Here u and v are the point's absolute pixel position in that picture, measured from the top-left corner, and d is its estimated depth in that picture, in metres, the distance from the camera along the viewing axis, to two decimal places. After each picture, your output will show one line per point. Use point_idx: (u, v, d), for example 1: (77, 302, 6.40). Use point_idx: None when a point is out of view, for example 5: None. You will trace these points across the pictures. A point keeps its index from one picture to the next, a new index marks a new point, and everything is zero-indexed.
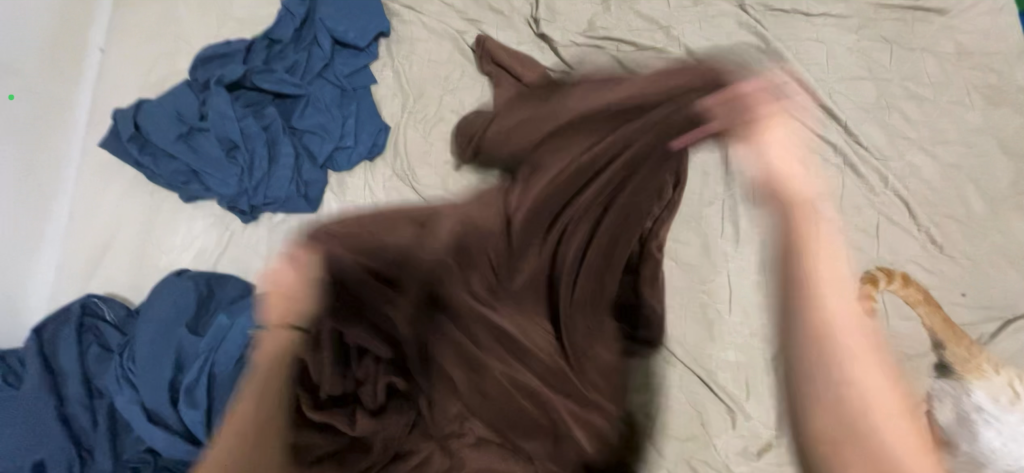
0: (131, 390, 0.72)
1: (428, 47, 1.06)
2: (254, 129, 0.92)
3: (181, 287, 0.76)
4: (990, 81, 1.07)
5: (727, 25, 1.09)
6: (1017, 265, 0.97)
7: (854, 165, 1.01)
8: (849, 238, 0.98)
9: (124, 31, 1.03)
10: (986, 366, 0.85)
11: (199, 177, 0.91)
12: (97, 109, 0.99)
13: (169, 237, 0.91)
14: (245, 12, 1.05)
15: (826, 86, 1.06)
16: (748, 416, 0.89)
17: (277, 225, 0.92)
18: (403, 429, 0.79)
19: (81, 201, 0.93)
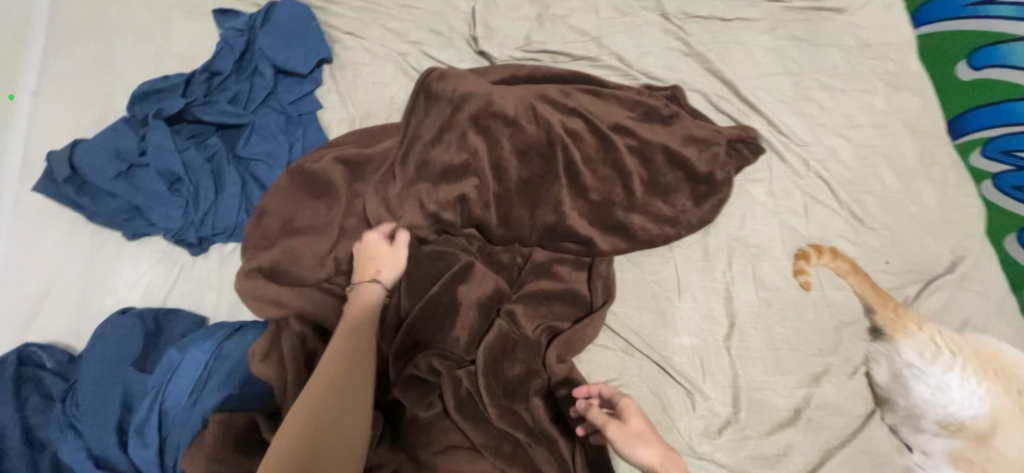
0: (77, 436, 0.69)
1: (372, 70, 1.09)
2: (198, 162, 0.93)
3: (125, 327, 0.75)
4: (890, 69, 1.19)
5: (653, 34, 1.18)
6: (930, 230, 1.06)
7: (778, 152, 1.10)
8: (779, 218, 1.05)
9: (55, 75, 1.01)
10: (910, 325, 0.94)
11: (142, 212, 0.90)
12: (30, 152, 0.96)
13: (113, 276, 0.89)
14: (185, 47, 1.06)
15: (747, 83, 1.15)
16: (706, 397, 0.93)
17: (227, 256, 0.91)
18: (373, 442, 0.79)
19: (17, 247, 0.89)
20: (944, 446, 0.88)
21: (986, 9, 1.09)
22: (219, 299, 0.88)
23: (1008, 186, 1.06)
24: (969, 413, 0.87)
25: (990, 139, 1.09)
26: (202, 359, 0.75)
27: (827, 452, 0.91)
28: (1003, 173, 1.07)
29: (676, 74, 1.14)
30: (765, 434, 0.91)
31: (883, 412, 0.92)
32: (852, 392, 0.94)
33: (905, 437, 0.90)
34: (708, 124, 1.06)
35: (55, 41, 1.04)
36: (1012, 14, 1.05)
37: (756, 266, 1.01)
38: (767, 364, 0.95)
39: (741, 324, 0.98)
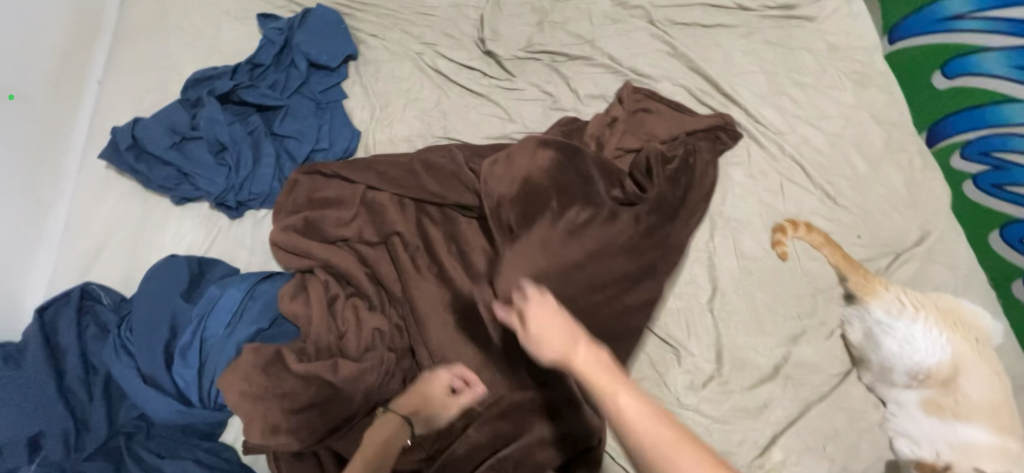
0: (129, 357, 0.81)
1: (391, 66, 1.23)
2: (240, 135, 1.06)
3: (174, 267, 0.88)
4: (857, 68, 1.31)
5: (641, 38, 1.32)
6: (899, 209, 1.15)
7: (756, 139, 1.21)
8: (757, 197, 1.15)
9: (119, 67, 1.17)
10: (879, 287, 0.98)
11: (189, 179, 1.03)
12: (94, 129, 1.11)
13: (159, 234, 1.01)
14: (231, 45, 1.22)
15: (726, 79, 1.28)
16: (691, 353, 1.00)
17: (260, 219, 1.03)
18: (383, 380, 0.86)
19: (79, 207, 1.03)
20: (917, 396, 0.92)
21: (959, 23, 1.20)
22: (250, 257, 1.00)
23: (988, 183, 1.20)
24: (934, 360, 0.89)
25: (968, 142, 1.23)
26: (238, 296, 0.87)
27: (806, 406, 0.96)
28: (982, 172, 1.21)
29: (661, 72, 1.27)
30: (747, 389, 0.97)
31: (860, 372, 0.98)
32: (830, 352, 1.00)
33: (880, 393, 0.96)
34: (693, 117, 1.18)
35: (121, 40, 1.21)
36: (979, 28, 1.16)
37: (736, 238, 1.10)
38: (749, 325, 1.03)
39: (723, 288, 1.06)
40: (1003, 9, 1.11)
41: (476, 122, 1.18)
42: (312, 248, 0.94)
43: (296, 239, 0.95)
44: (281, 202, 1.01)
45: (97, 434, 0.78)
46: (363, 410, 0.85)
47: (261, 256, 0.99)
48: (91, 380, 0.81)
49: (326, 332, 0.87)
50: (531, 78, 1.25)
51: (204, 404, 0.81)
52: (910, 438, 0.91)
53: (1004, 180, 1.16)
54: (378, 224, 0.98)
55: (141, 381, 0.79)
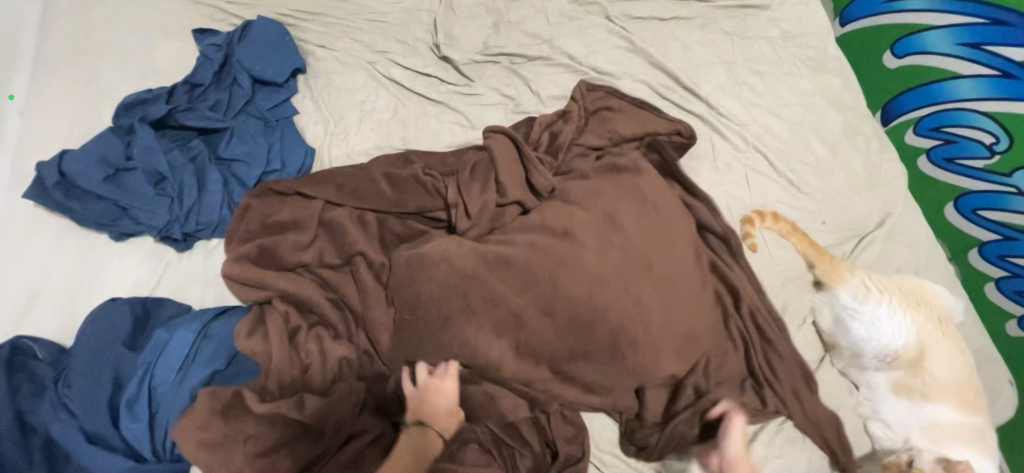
0: (69, 415, 0.74)
1: (343, 78, 1.18)
2: (181, 162, 0.99)
3: (115, 311, 0.81)
4: (812, 54, 1.32)
5: (599, 34, 1.30)
6: (860, 192, 1.17)
7: (719, 130, 1.21)
8: (724, 190, 1.15)
9: (42, 95, 1.08)
10: (845, 272, 1.02)
11: (129, 213, 0.96)
12: (16, 166, 1.01)
13: (98, 275, 0.93)
14: (166, 64, 1.14)
15: (687, 72, 1.27)
16: None
17: (211, 250, 0.97)
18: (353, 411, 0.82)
19: (5, 253, 0.94)
20: (888, 378, 0.95)
21: (900, 4, 1.25)
22: (203, 291, 0.94)
23: (941, 159, 1.22)
24: (899, 342, 0.94)
25: (920, 119, 1.26)
26: (188, 338, 0.81)
27: None
28: (935, 147, 1.23)
29: (622, 68, 1.26)
30: None
31: (833, 358, 0.99)
32: (805, 341, 1.01)
33: (853, 377, 0.97)
34: (659, 115, 1.14)
35: (42, 65, 1.11)
36: (924, 7, 1.20)
37: None
38: None
39: None
40: None
41: (436, 131, 1.14)
42: (267, 278, 0.89)
43: (250, 269, 0.89)
44: (234, 231, 0.95)
45: None
46: (334, 445, 0.81)
47: (214, 290, 0.93)
48: (28, 444, 0.74)
49: (288, 367, 0.82)
50: (491, 82, 1.22)
51: (159, 458, 0.75)
52: (884, 421, 0.93)
53: (955, 154, 1.19)
54: (339, 248, 0.93)
55: (87, 441, 0.73)
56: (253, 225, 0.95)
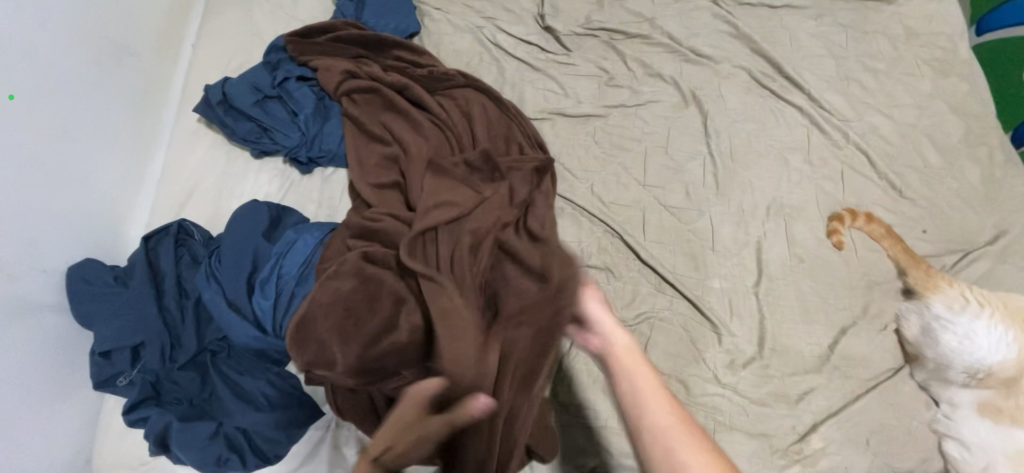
0: (217, 284, 0.91)
1: (454, 40, 1.29)
2: (312, 96, 1.13)
3: (258, 209, 0.97)
4: (938, 55, 1.23)
5: (703, 17, 1.30)
6: (973, 205, 1.08)
7: (819, 124, 1.17)
8: (815, 184, 1.12)
9: (211, 32, 1.28)
10: (942, 283, 0.94)
11: (269, 134, 1.12)
12: (188, 88, 1.22)
13: (241, 183, 1.12)
14: (308, 15, 1.31)
15: (791, 62, 1.24)
16: (732, 334, 1.01)
17: (329, 177, 1.12)
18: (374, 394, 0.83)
19: (175, 155, 1.15)
20: (972, 397, 0.91)
21: None
22: (317, 210, 1.10)
23: None
24: (995, 359, 0.88)
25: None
26: (311, 242, 0.93)
27: (852, 398, 0.95)
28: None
29: (722, 53, 1.25)
30: (788, 375, 0.97)
31: (912, 369, 0.96)
32: (881, 346, 0.98)
33: (935, 392, 0.93)
34: (730, 107, 1.20)
35: (213, 7, 1.32)
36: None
37: (789, 224, 1.09)
38: (795, 312, 1.02)
39: (771, 273, 1.05)
40: None
41: (533, 97, 1.22)
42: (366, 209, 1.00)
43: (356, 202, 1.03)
44: (351, 176, 1.03)
45: (188, 348, 0.90)
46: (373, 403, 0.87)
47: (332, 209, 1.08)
48: (184, 303, 0.92)
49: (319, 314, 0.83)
50: (588, 54, 1.27)
51: (277, 334, 0.89)
52: (962, 442, 0.89)
53: None
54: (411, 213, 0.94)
55: (228, 309, 0.89)
56: None
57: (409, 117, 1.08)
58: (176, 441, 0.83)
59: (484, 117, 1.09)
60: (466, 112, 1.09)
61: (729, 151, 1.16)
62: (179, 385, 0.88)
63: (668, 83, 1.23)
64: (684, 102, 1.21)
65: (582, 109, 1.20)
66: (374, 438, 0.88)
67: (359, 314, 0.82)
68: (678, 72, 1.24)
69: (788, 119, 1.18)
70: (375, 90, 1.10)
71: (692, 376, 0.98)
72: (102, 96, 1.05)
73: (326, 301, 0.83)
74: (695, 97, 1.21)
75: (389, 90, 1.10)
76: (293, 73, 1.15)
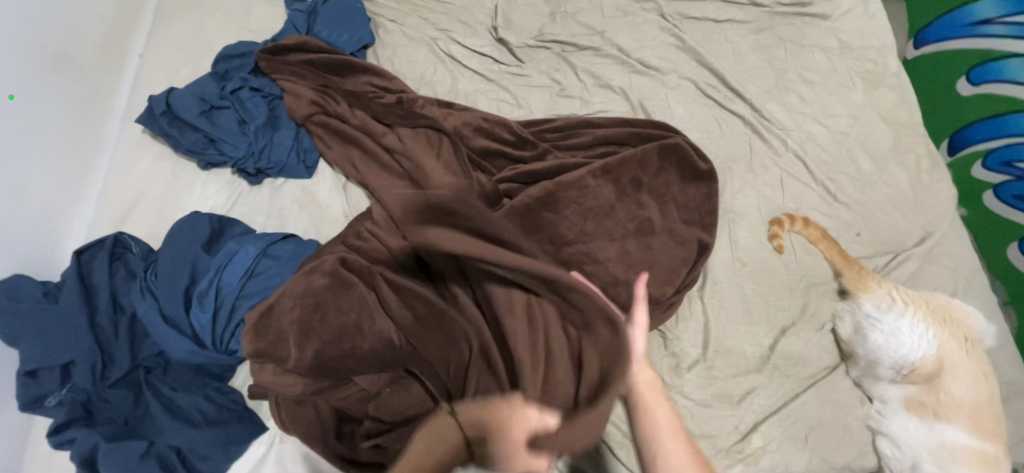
0: (152, 299, 0.88)
1: (408, 51, 1.30)
2: (261, 108, 1.13)
3: (197, 221, 0.95)
4: (870, 68, 1.30)
5: (651, 31, 1.35)
6: (902, 209, 1.14)
7: (760, 132, 1.22)
8: (756, 189, 1.16)
9: (159, 42, 1.27)
10: (873, 283, 0.99)
11: (215, 145, 1.10)
12: (133, 99, 1.20)
13: (186, 195, 1.10)
14: (260, 27, 1.30)
15: (734, 74, 1.29)
16: (678, 337, 1.03)
17: (277, 188, 1.11)
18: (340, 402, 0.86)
19: (118, 167, 1.13)
20: (900, 392, 0.94)
21: (982, 29, 1.21)
22: (265, 222, 1.08)
23: (1010, 194, 1.19)
24: (918, 354, 0.93)
25: (990, 151, 1.22)
26: (251, 256, 0.92)
27: (790, 397, 0.98)
28: (1004, 182, 1.20)
29: (669, 65, 1.30)
30: (731, 376, 1.00)
31: (848, 366, 0.99)
32: (818, 345, 1.02)
33: (867, 388, 0.96)
34: (676, 116, 1.24)
35: (161, 16, 1.30)
36: (1007, 34, 1.15)
37: (732, 228, 1.13)
38: (738, 314, 1.05)
39: (716, 276, 1.08)
40: None
41: (486, 107, 1.24)
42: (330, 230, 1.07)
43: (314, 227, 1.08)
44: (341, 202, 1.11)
45: (120, 365, 0.87)
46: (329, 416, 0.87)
47: (288, 218, 1.08)
48: (119, 318, 0.90)
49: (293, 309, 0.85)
50: (540, 66, 1.30)
51: (216, 349, 0.88)
52: (892, 439, 0.92)
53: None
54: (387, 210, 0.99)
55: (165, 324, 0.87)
56: (325, 178, 1.12)
57: (374, 149, 1.09)
58: (102, 463, 0.79)
59: (454, 127, 1.14)
60: (431, 124, 1.11)
61: None
62: (109, 404, 0.85)
63: (617, 93, 1.27)
64: (633, 112, 1.25)
65: (533, 118, 1.23)
66: (318, 453, 0.87)
67: (331, 308, 0.85)
68: (627, 83, 1.27)
69: (732, 127, 1.23)
70: (341, 129, 1.11)
71: None
72: (38, 106, 1.02)
73: (297, 293, 0.86)
74: (643, 107, 1.24)
75: (354, 130, 1.11)
76: (250, 82, 1.15)
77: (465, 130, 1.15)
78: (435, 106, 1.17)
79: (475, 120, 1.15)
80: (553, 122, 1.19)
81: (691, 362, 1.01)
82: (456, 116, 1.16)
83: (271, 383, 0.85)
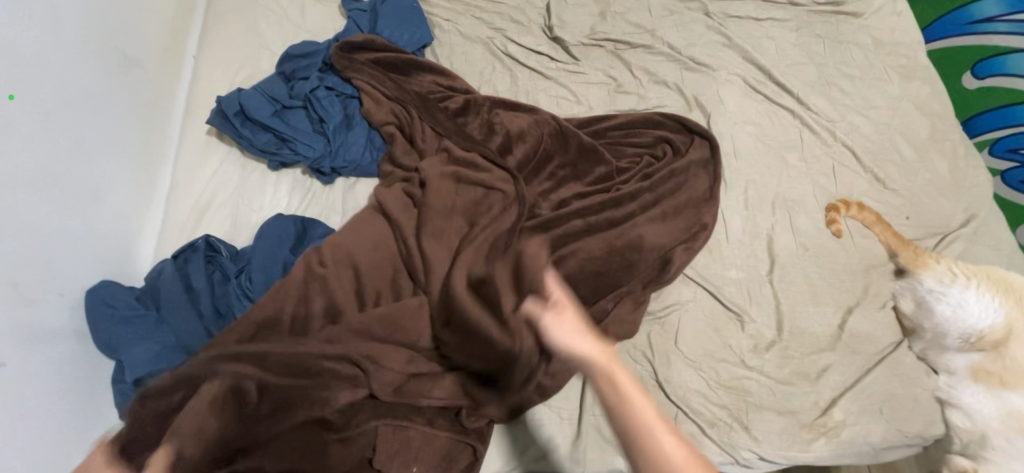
0: (247, 302, 0.89)
1: (465, 50, 1.32)
2: (334, 106, 1.12)
3: (281, 222, 0.96)
4: (902, 63, 1.38)
5: (698, 29, 1.40)
6: (944, 193, 1.22)
7: (809, 124, 1.28)
8: (811, 179, 1.22)
9: (215, 43, 1.25)
10: (930, 260, 1.06)
11: (288, 145, 1.10)
12: (193, 101, 1.18)
13: (260, 196, 1.09)
14: (316, 27, 1.30)
15: (779, 70, 1.35)
16: (753, 320, 1.07)
17: (351, 187, 1.11)
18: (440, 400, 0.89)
19: (188, 170, 1.11)
20: (966, 362, 1.00)
21: (987, 26, 1.30)
22: (342, 221, 1.08)
23: (1016, 180, 1.32)
24: (987, 323, 0.99)
25: (997, 139, 1.33)
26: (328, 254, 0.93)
27: (861, 372, 1.04)
28: (1010, 169, 1.32)
29: (718, 61, 1.35)
30: (805, 355, 1.05)
31: (911, 342, 1.06)
32: (882, 322, 1.08)
33: (931, 361, 1.03)
34: (729, 110, 1.29)
35: (214, 18, 1.29)
36: (1008, 31, 1.26)
37: (792, 216, 1.18)
38: (806, 296, 1.10)
39: (781, 261, 1.13)
40: None
41: (547, 104, 1.27)
42: None
43: None
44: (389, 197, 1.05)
45: None
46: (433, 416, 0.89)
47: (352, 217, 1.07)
48: (218, 322, 0.89)
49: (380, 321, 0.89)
50: (596, 63, 1.33)
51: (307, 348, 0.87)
52: (964, 411, 0.98)
53: None
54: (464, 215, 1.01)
55: (183, 375, 0.80)
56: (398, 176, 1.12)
57: (451, 152, 1.09)
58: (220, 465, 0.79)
59: (521, 126, 1.15)
60: (502, 129, 1.15)
61: (732, 151, 1.25)
62: None
63: (672, 89, 1.31)
64: (688, 107, 1.30)
65: (595, 114, 1.26)
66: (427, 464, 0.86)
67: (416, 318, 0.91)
68: (680, 79, 1.32)
69: (783, 120, 1.29)
70: (417, 133, 1.12)
71: (721, 364, 1.03)
72: (111, 110, 1.00)
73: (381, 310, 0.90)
74: (698, 102, 1.29)
75: (430, 135, 1.12)
76: (324, 81, 1.15)
77: (528, 128, 1.15)
78: (501, 109, 1.18)
79: (534, 119, 1.17)
80: (609, 124, 1.21)
81: (768, 345, 1.05)
82: (520, 115, 1.18)
83: (322, 408, 0.83)
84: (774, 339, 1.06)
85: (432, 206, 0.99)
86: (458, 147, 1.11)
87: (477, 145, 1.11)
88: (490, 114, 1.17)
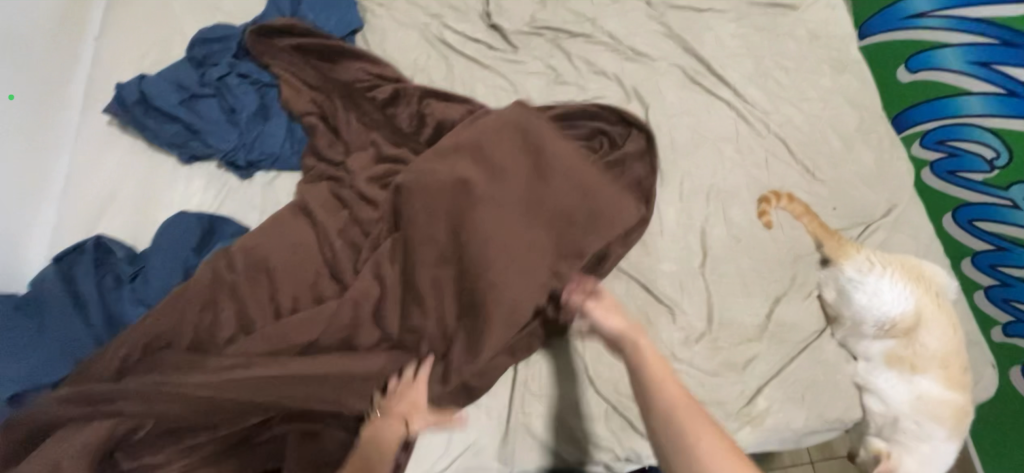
0: (144, 307, 0.84)
1: (399, 36, 1.26)
2: (249, 95, 1.06)
3: (185, 221, 0.90)
4: (835, 56, 1.41)
5: (639, 19, 1.38)
6: (869, 184, 1.26)
7: (744, 116, 1.29)
8: (745, 170, 1.24)
9: (119, 24, 1.15)
10: (852, 250, 1.09)
11: (198, 136, 1.02)
12: (92, 88, 1.08)
13: (168, 192, 1.01)
14: (235, 8, 1.21)
15: (718, 61, 1.35)
16: (684, 312, 1.08)
17: (270, 181, 1.04)
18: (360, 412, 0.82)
19: (85, 164, 1.01)
20: (882, 348, 1.04)
21: (920, 21, 1.29)
22: (259, 218, 1.02)
23: (945, 171, 1.31)
24: (898, 310, 1.03)
25: (928, 131, 1.34)
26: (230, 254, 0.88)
27: (786, 360, 1.06)
28: (940, 160, 1.32)
29: (658, 51, 1.34)
30: (733, 345, 1.07)
31: (833, 329, 1.09)
32: (807, 311, 1.11)
33: (851, 348, 1.06)
34: (668, 101, 1.29)
35: None
36: (941, 26, 1.25)
37: (725, 208, 1.19)
38: (736, 287, 1.12)
39: (713, 253, 1.14)
40: (960, 8, 1.20)
41: (483, 94, 1.23)
42: None
43: None
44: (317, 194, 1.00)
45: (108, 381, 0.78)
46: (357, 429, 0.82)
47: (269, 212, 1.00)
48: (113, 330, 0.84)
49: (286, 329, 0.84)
50: (535, 52, 1.30)
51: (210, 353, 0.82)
52: (879, 396, 1.02)
53: (958, 167, 1.28)
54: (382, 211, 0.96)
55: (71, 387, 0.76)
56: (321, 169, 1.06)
57: (377, 145, 1.05)
58: None
59: (451, 115, 1.10)
60: (432, 120, 1.10)
61: (669, 143, 1.24)
62: None
63: (612, 80, 1.29)
64: (628, 98, 1.28)
65: (533, 104, 1.23)
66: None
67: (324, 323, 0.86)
68: (620, 69, 1.30)
69: (720, 112, 1.30)
70: (341, 124, 1.06)
71: None
72: None
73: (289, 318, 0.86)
74: (638, 93, 1.28)
75: (355, 126, 1.07)
76: (237, 68, 1.07)
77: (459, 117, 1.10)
78: (433, 97, 1.13)
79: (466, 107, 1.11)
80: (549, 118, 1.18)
81: (698, 337, 1.07)
82: (453, 104, 1.12)
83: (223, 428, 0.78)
84: (705, 330, 1.07)
85: (351, 203, 0.97)
86: (385, 141, 1.06)
87: (405, 138, 1.07)
88: (420, 103, 1.12)
